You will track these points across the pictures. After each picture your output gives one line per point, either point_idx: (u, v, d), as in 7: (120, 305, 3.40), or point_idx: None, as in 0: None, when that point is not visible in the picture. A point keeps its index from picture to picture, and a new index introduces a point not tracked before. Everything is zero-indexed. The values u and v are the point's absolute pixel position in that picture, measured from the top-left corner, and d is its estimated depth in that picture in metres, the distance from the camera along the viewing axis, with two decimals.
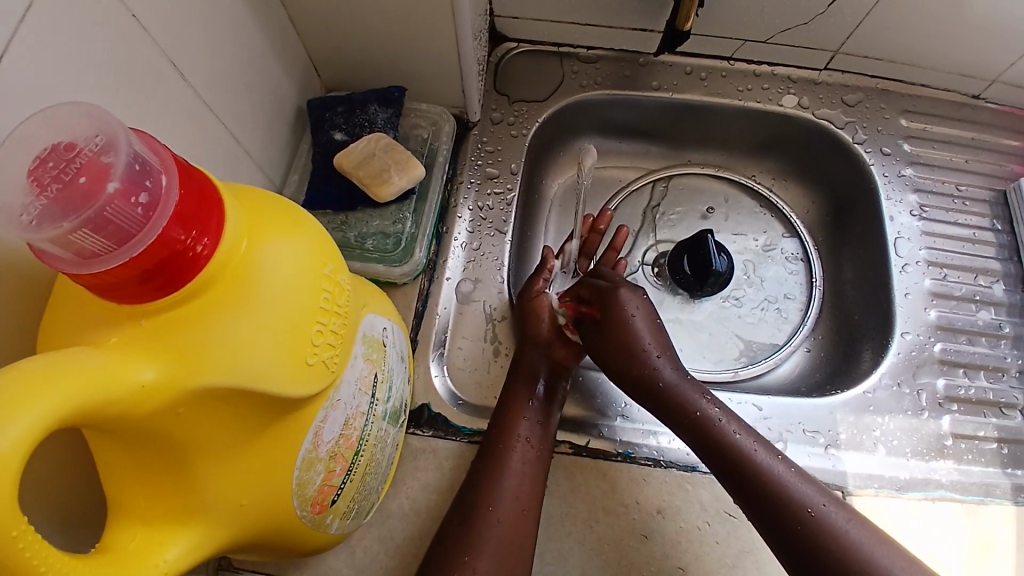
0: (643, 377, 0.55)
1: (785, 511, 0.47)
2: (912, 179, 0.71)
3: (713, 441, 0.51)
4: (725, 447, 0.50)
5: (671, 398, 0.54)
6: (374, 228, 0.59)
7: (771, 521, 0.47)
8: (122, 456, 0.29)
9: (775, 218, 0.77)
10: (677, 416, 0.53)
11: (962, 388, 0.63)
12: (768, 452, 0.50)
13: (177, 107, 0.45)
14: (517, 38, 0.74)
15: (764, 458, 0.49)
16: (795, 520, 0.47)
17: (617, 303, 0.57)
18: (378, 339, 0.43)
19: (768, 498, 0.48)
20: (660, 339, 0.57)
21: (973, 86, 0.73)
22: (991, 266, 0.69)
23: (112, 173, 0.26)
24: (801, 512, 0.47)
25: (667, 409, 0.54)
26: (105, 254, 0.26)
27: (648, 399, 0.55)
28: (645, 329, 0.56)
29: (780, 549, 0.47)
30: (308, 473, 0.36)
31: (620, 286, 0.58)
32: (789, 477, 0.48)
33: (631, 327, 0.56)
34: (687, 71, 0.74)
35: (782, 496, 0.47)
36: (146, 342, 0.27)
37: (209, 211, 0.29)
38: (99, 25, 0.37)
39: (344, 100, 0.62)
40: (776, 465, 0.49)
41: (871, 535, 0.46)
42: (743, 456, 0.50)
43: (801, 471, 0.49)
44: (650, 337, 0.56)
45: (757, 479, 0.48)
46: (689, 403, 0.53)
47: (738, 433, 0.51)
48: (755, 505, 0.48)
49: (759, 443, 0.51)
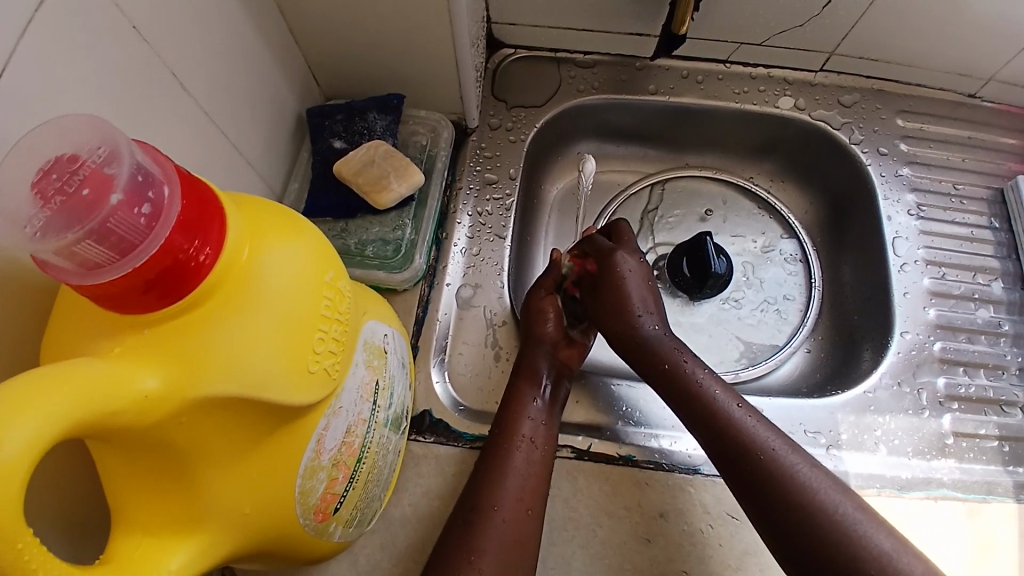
0: (639, 340, 0.55)
1: (739, 450, 0.48)
2: (909, 178, 0.72)
3: (677, 386, 0.52)
4: (705, 408, 0.50)
5: (646, 347, 0.55)
6: (374, 235, 0.60)
7: (727, 460, 0.49)
8: (126, 466, 0.30)
9: (772, 219, 0.77)
10: (649, 363, 0.55)
11: (962, 387, 0.63)
12: (730, 398, 0.51)
13: (177, 118, 0.45)
14: (514, 43, 0.75)
15: (722, 401, 0.50)
16: (748, 459, 0.47)
17: (615, 265, 0.58)
18: (379, 346, 0.43)
19: (724, 438, 0.49)
20: (654, 300, 0.58)
21: (969, 85, 0.73)
22: (990, 264, 0.69)
23: (116, 185, 0.26)
24: (754, 451, 0.47)
25: (641, 359, 0.55)
26: (108, 265, 0.26)
27: (643, 364, 0.55)
28: (641, 292, 0.57)
29: (735, 486, 0.48)
30: (310, 481, 0.36)
31: (618, 250, 0.59)
32: (746, 419, 0.49)
33: (622, 285, 0.57)
34: (684, 74, 0.74)
35: (737, 436, 0.48)
36: (148, 351, 0.27)
37: (210, 219, 0.29)
38: (101, 39, 0.37)
39: (344, 108, 0.62)
40: (733, 407, 0.50)
41: (821, 476, 0.46)
42: (703, 399, 0.51)
43: (800, 450, 0.48)
44: (648, 300, 0.57)
45: (713, 421, 0.50)
46: (658, 351, 0.55)
47: (736, 409, 0.50)
48: (712, 444, 0.50)
49: (722, 388, 0.52)
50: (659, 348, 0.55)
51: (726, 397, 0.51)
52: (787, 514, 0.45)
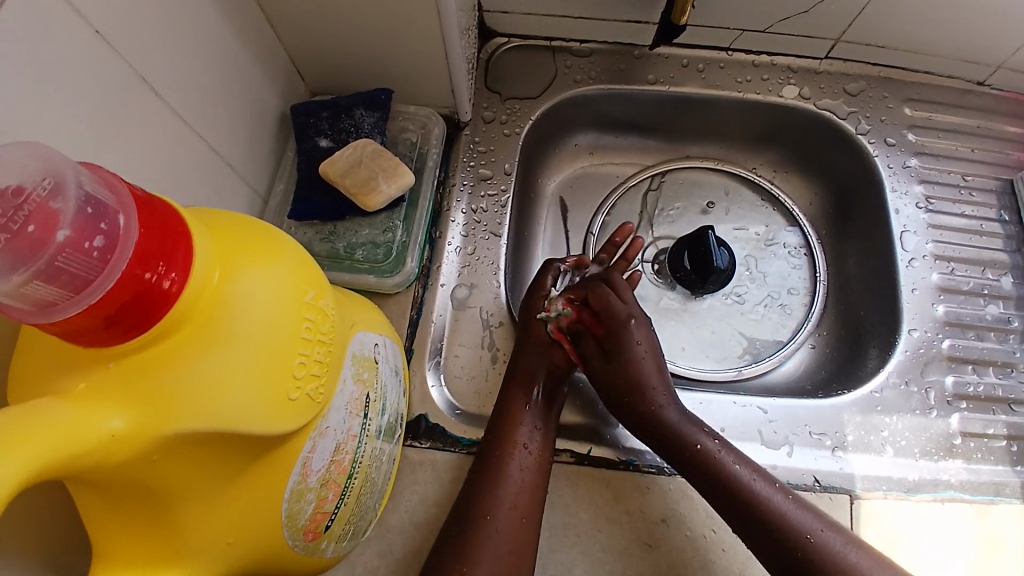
0: (653, 422, 0.52)
1: (786, 540, 0.46)
2: (917, 169, 0.69)
3: (713, 475, 0.49)
4: (730, 486, 0.49)
5: (669, 438, 0.51)
6: (364, 237, 0.58)
7: (768, 549, 0.47)
8: (101, 503, 0.29)
9: (776, 210, 0.75)
10: (677, 454, 0.51)
11: (970, 385, 0.62)
12: (768, 482, 0.49)
13: (150, 124, 0.43)
14: (507, 32, 0.72)
15: (763, 490, 0.48)
16: (796, 549, 0.46)
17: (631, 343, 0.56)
18: (369, 358, 0.41)
19: (766, 528, 0.47)
20: (665, 373, 0.55)
21: (979, 72, 0.71)
22: (999, 258, 0.67)
23: (62, 220, 0.24)
24: (802, 540, 0.46)
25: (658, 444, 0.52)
26: (62, 304, 0.24)
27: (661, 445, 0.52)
28: (652, 370, 0.54)
29: (775, 572, 0.47)
30: (298, 503, 0.35)
31: (633, 320, 0.57)
32: (790, 508, 0.47)
33: (639, 362, 0.55)
34: (684, 63, 0.72)
35: (783, 528, 0.47)
36: (116, 388, 0.26)
37: (174, 243, 0.27)
38: (60, 43, 0.35)
39: (330, 105, 0.60)
40: (776, 496, 0.48)
41: (870, 557, 0.46)
42: (742, 487, 0.48)
43: (830, 522, 0.48)
44: (660, 380, 0.54)
45: (756, 511, 0.47)
46: (686, 437, 0.51)
47: (759, 483, 0.49)
48: (752, 535, 0.48)
49: (758, 473, 0.49)
50: (676, 432, 0.51)
51: (746, 472, 0.49)
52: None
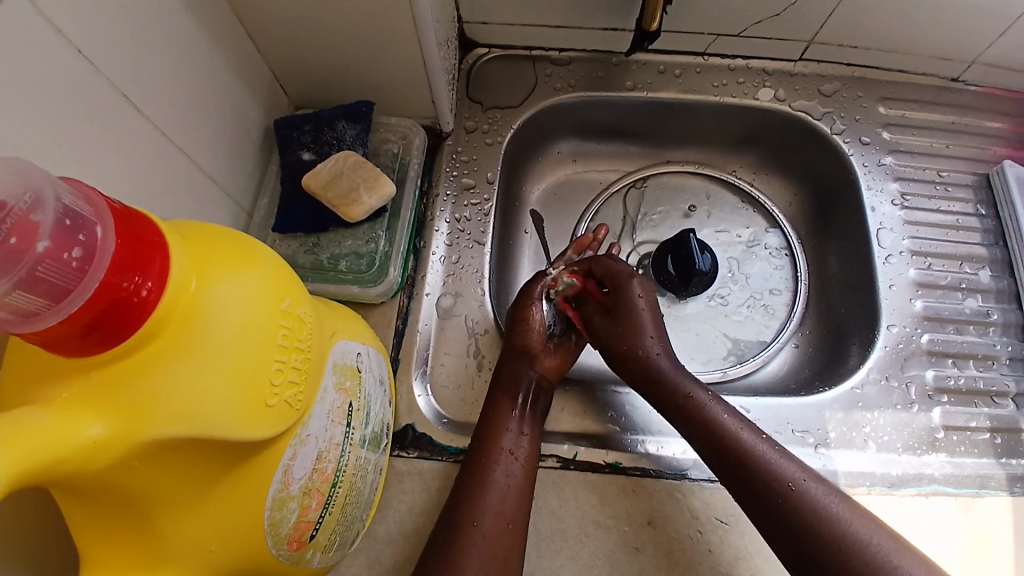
0: (648, 371, 0.54)
1: (767, 489, 0.47)
2: (893, 168, 0.71)
3: (699, 425, 0.51)
4: (716, 434, 0.50)
5: (662, 385, 0.53)
6: (347, 248, 0.59)
7: (748, 497, 0.48)
8: (83, 510, 0.29)
9: (756, 213, 0.77)
10: (668, 401, 0.53)
11: (951, 378, 0.63)
12: (753, 432, 0.50)
13: (131, 140, 0.44)
14: (488, 43, 0.73)
15: (748, 439, 0.49)
16: (776, 496, 0.46)
17: (630, 296, 0.56)
18: (352, 366, 0.42)
19: (749, 477, 0.48)
20: (663, 327, 0.57)
21: (952, 69, 0.72)
22: (977, 252, 0.68)
23: (42, 231, 0.25)
24: (783, 487, 0.47)
25: (654, 393, 0.54)
26: (43, 313, 0.25)
27: (655, 394, 0.54)
28: (650, 321, 0.56)
29: (761, 521, 0.47)
30: (280, 512, 0.36)
31: (634, 278, 0.58)
32: (774, 457, 0.48)
33: (637, 315, 0.56)
34: (661, 69, 0.73)
35: (766, 473, 0.47)
36: (95, 397, 0.27)
37: (150, 254, 0.28)
38: (40, 63, 0.36)
39: (312, 119, 0.61)
40: (760, 446, 0.49)
41: (850, 508, 0.46)
42: (726, 434, 0.49)
43: (823, 481, 0.48)
44: (657, 332, 0.56)
45: (739, 459, 0.48)
46: (677, 386, 0.53)
47: (743, 432, 0.49)
48: (736, 484, 0.48)
49: (745, 424, 0.50)
50: (670, 382, 0.53)
51: (734, 421, 0.50)
52: (804, 544, 0.45)
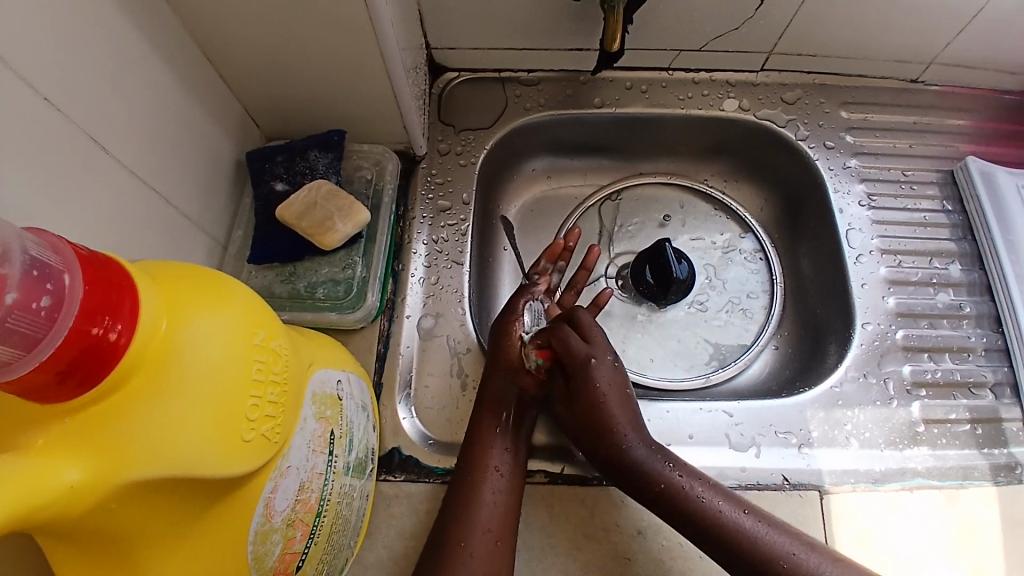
0: (623, 463, 0.51)
1: (760, 566, 0.46)
2: (858, 169, 0.73)
3: (682, 509, 0.49)
4: (701, 519, 0.48)
5: (638, 478, 0.51)
6: (325, 276, 0.59)
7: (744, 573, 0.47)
8: (67, 549, 0.30)
9: (730, 219, 0.78)
10: (647, 493, 0.50)
11: (928, 372, 0.64)
12: (734, 507, 0.49)
13: (103, 183, 0.44)
14: (457, 67, 0.74)
15: (730, 516, 0.48)
16: (772, 574, 0.46)
17: (591, 382, 0.54)
18: (332, 395, 0.42)
19: (741, 556, 0.47)
20: (633, 410, 0.54)
21: (911, 71, 0.74)
22: (946, 247, 0.70)
23: (9, 283, 0.25)
24: (775, 565, 0.46)
25: (632, 485, 0.51)
26: (15, 362, 0.25)
27: (632, 486, 0.51)
28: (617, 405, 0.53)
29: None
30: (264, 545, 0.36)
31: (592, 360, 0.55)
32: (760, 529, 0.47)
33: (602, 403, 0.53)
34: (628, 85, 0.74)
35: (757, 553, 0.47)
36: (70, 443, 0.27)
37: (119, 296, 0.28)
38: (6, 112, 0.36)
39: (284, 150, 0.62)
40: (742, 518, 0.48)
41: (843, 570, 0.46)
42: (711, 518, 0.48)
43: (810, 542, 0.47)
44: (626, 417, 0.53)
45: (726, 540, 0.47)
46: (653, 475, 0.50)
47: (728, 512, 0.48)
48: (732, 565, 0.47)
49: (726, 498, 0.49)
50: (646, 473, 0.50)
51: (717, 501, 0.48)
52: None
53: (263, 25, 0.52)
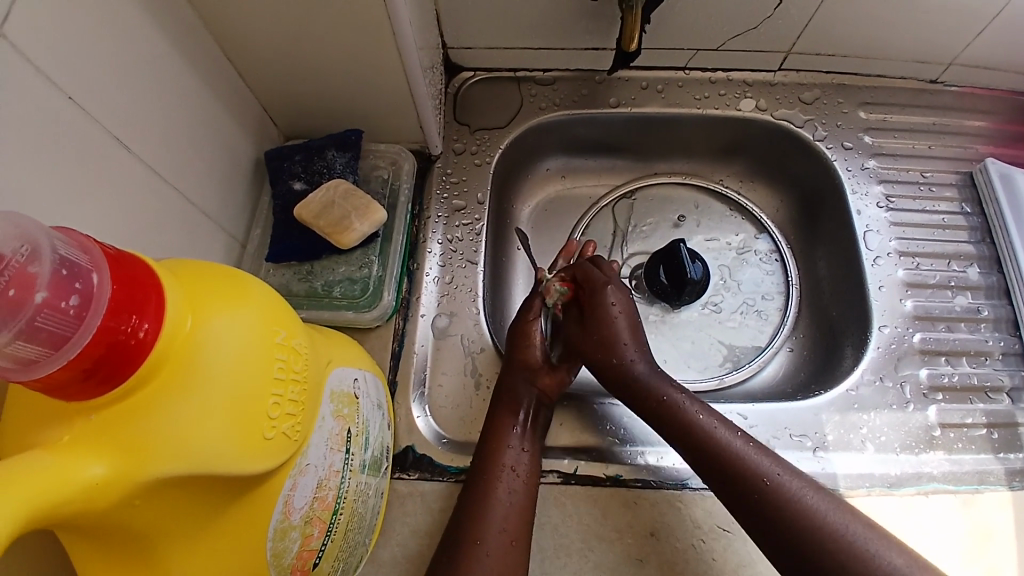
0: (626, 375, 0.55)
1: (742, 482, 0.48)
2: (876, 170, 0.72)
3: (675, 423, 0.52)
4: (690, 432, 0.51)
5: (637, 389, 0.55)
6: (341, 274, 0.60)
7: (727, 491, 0.48)
8: (90, 543, 0.30)
9: (745, 220, 0.78)
10: (645, 403, 0.54)
11: (945, 376, 0.63)
12: (728, 429, 0.50)
13: (125, 181, 0.45)
14: (472, 67, 0.74)
15: (721, 434, 0.50)
16: (753, 491, 0.47)
17: (606, 304, 0.58)
18: (349, 393, 0.42)
19: (725, 471, 0.49)
20: (641, 333, 0.58)
21: (931, 71, 0.73)
22: (965, 250, 0.69)
23: (39, 282, 0.26)
24: (757, 481, 0.47)
25: (634, 397, 0.55)
26: (44, 360, 0.26)
27: (634, 398, 0.55)
28: (626, 327, 0.57)
29: (742, 517, 0.48)
30: (282, 542, 0.36)
31: (610, 285, 0.59)
32: (747, 451, 0.49)
33: (612, 322, 0.57)
34: (644, 85, 0.74)
35: (740, 468, 0.48)
36: (96, 439, 0.27)
37: (145, 295, 0.29)
38: (34, 112, 0.37)
39: (302, 149, 0.62)
40: (733, 439, 0.50)
41: (827, 500, 0.46)
42: (699, 432, 0.50)
43: (801, 475, 0.48)
44: (633, 337, 0.57)
45: (713, 455, 0.49)
46: (653, 387, 0.54)
47: (718, 430, 0.50)
48: (718, 481, 0.49)
49: (720, 422, 0.51)
50: (646, 384, 0.54)
51: (709, 420, 0.51)
52: (786, 537, 0.45)
53: (281, 25, 0.52)
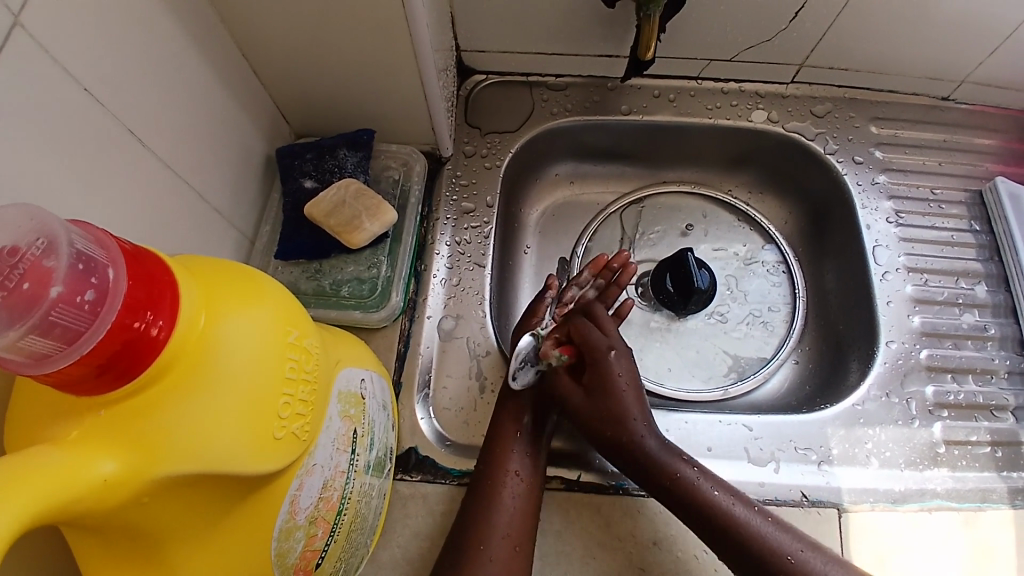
0: (635, 454, 0.52)
1: (767, 563, 0.48)
2: (886, 185, 0.72)
3: (692, 504, 0.50)
4: (709, 512, 0.49)
5: (649, 469, 0.51)
6: (350, 274, 0.60)
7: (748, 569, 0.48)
8: (95, 541, 0.30)
9: (753, 230, 0.77)
10: (656, 483, 0.51)
11: (951, 394, 0.63)
12: (744, 505, 0.50)
13: (139, 174, 0.45)
14: (485, 70, 0.74)
15: (741, 513, 0.49)
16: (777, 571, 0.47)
17: (609, 373, 0.55)
18: (356, 394, 0.42)
19: (747, 551, 0.48)
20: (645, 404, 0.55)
21: (943, 88, 0.73)
22: (973, 267, 0.69)
23: (56, 277, 0.25)
24: (784, 561, 0.47)
25: (644, 478, 0.52)
26: (56, 355, 0.26)
27: (644, 478, 0.51)
28: (632, 399, 0.54)
29: None
30: (287, 542, 0.36)
31: (612, 352, 0.56)
32: (767, 529, 0.48)
33: (618, 394, 0.54)
34: (656, 93, 0.74)
35: (763, 549, 0.48)
36: (107, 435, 0.27)
37: (160, 292, 0.28)
38: (50, 104, 0.37)
39: (313, 147, 0.62)
40: (753, 518, 0.49)
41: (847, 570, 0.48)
42: (721, 514, 0.49)
43: (813, 542, 0.49)
44: (640, 411, 0.54)
45: (735, 536, 0.48)
46: (666, 466, 0.51)
47: (736, 507, 0.49)
48: (737, 559, 0.49)
49: (735, 497, 0.50)
50: (658, 466, 0.51)
51: (726, 498, 0.50)
52: None
53: (298, 23, 0.52)
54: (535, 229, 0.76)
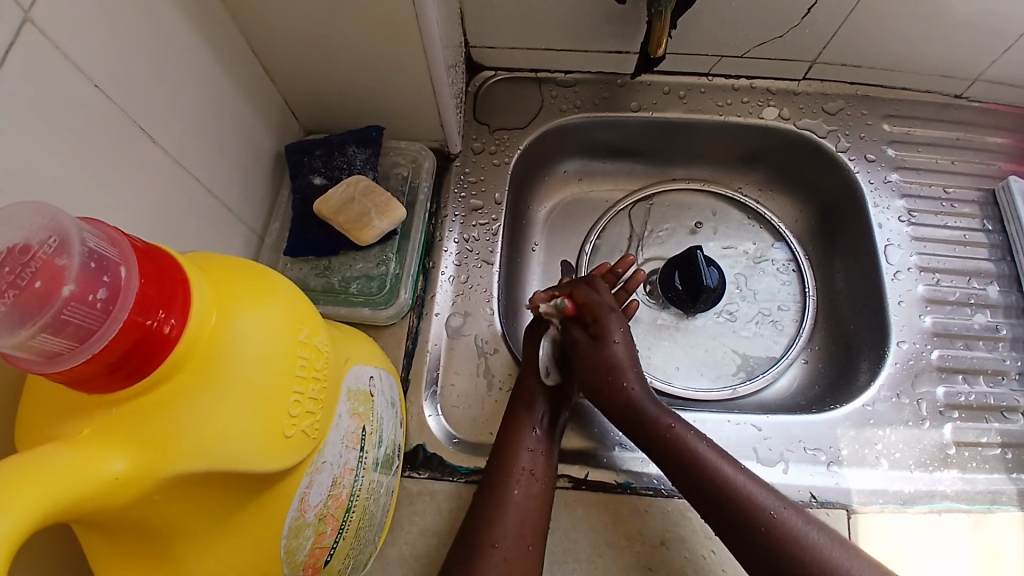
0: (624, 403, 0.53)
1: (747, 517, 0.47)
2: (898, 184, 0.71)
3: (677, 455, 0.50)
4: (693, 463, 0.50)
5: (637, 417, 0.53)
6: (358, 271, 0.60)
7: (731, 528, 0.48)
8: (104, 538, 0.30)
9: (763, 229, 0.77)
10: (645, 434, 0.52)
11: (962, 395, 0.62)
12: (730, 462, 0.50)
13: (149, 169, 0.45)
14: (494, 66, 0.74)
15: (727, 469, 0.49)
16: (759, 525, 0.47)
17: (608, 327, 0.57)
18: (365, 391, 0.42)
19: (728, 508, 0.48)
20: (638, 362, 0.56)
21: (956, 86, 0.73)
22: (985, 267, 0.68)
23: (68, 275, 0.25)
24: (765, 516, 0.47)
25: (633, 428, 0.53)
26: (68, 353, 0.26)
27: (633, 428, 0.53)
28: (627, 355, 0.56)
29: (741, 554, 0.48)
30: (296, 539, 0.36)
31: (614, 311, 0.58)
32: (751, 485, 0.48)
33: (614, 347, 0.56)
34: (666, 90, 0.73)
35: (745, 504, 0.47)
36: (118, 433, 0.27)
37: (172, 289, 0.29)
38: (61, 99, 0.37)
39: (322, 144, 0.62)
40: (739, 475, 0.49)
41: (829, 538, 0.46)
42: (706, 465, 0.49)
43: (800, 511, 0.48)
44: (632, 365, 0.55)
45: (718, 488, 0.48)
46: (655, 418, 0.52)
47: (721, 462, 0.49)
48: (717, 516, 0.48)
49: (722, 455, 0.50)
50: (646, 414, 0.52)
51: (712, 453, 0.50)
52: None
53: (307, 19, 0.52)
54: (544, 226, 0.76)
